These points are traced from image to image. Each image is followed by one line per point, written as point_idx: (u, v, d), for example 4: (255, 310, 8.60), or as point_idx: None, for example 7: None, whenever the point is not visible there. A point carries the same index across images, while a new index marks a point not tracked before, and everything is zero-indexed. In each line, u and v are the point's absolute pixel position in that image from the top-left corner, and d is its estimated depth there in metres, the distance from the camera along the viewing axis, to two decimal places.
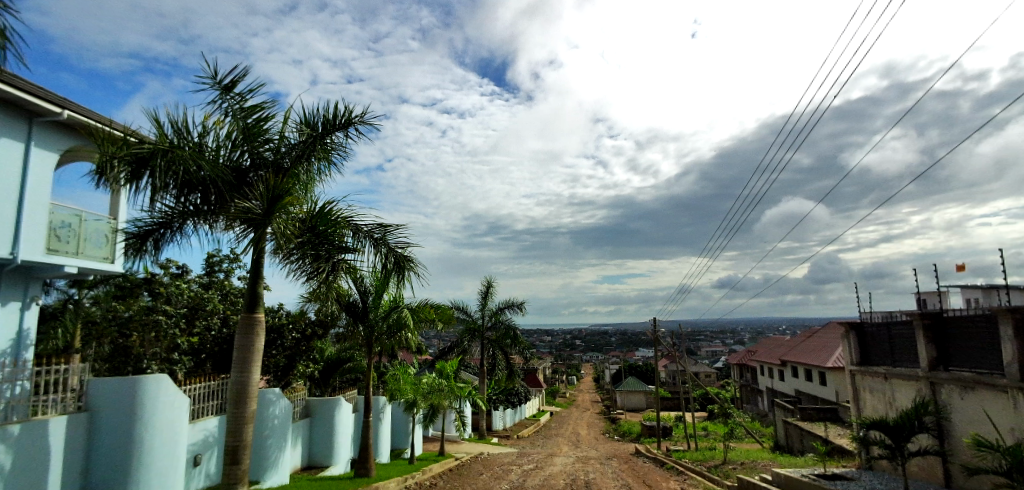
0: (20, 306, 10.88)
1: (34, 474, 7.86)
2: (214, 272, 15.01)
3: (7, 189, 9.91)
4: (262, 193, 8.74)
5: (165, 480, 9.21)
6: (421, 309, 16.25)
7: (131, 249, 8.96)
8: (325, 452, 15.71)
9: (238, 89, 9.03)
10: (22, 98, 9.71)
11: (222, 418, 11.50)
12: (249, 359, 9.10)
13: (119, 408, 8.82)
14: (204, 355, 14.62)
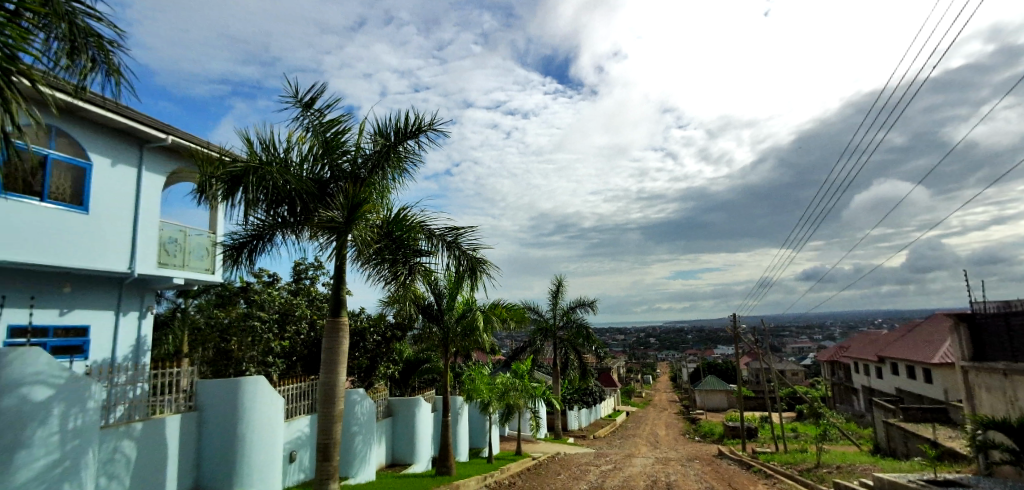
0: (137, 314, 11.99)
1: (154, 467, 8.67)
2: (301, 279, 15.88)
3: (123, 209, 10.96)
4: (342, 203, 9.20)
5: (265, 476, 9.86)
6: (494, 310, 16.58)
7: (228, 260, 9.67)
8: (407, 451, 16.26)
9: (317, 105, 9.55)
10: (133, 127, 10.69)
11: (313, 417, 12.17)
12: (336, 362, 9.60)
13: (222, 407, 9.52)
14: (294, 358, 15.40)
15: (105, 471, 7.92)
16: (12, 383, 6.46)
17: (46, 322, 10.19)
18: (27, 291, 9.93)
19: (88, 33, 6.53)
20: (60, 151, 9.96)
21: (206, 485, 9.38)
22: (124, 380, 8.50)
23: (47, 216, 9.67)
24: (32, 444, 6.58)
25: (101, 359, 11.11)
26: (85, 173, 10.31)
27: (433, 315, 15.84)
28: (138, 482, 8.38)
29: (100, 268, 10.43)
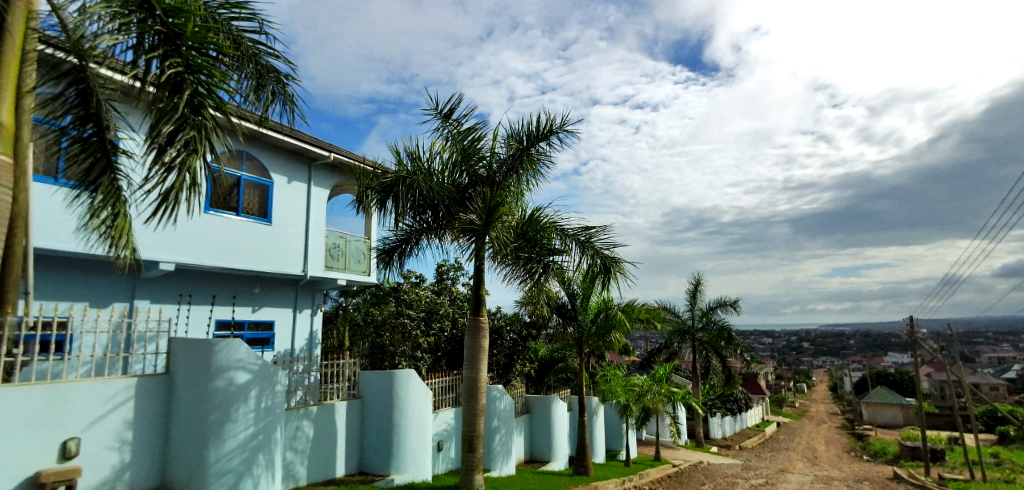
0: (310, 312, 13.64)
1: (327, 446, 9.85)
2: (443, 279, 16.97)
3: (296, 220, 12.54)
4: (480, 206, 9.76)
5: (418, 462, 10.68)
6: (633, 310, 16.42)
7: (381, 262, 10.68)
8: (545, 449, 16.68)
9: (455, 115, 10.23)
10: (303, 148, 12.20)
11: (458, 411, 12.95)
12: (477, 358, 10.18)
13: (380, 396, 10.50)
14: (440, 354, 15.87)
15: (289, 446, 9.15)
16: (221, 366, 7.66)
17: (242, 318, 12.00)
18: (228, 292, 11.78)
19: (270, 69, 7.28)
20: (249, 172, 11.62)
21: (367, 466, 10.43)
22: (300, 369, 9.61)
23: (240, 228, 11.39)
24: (235, 418, 7.73)
25: (283, 351, 12.81)
26: (267, 190, 11.97)
27: (568, 315, 16.06)
28: (314, 458, 9.60)
29: (280, 271, 12.05)
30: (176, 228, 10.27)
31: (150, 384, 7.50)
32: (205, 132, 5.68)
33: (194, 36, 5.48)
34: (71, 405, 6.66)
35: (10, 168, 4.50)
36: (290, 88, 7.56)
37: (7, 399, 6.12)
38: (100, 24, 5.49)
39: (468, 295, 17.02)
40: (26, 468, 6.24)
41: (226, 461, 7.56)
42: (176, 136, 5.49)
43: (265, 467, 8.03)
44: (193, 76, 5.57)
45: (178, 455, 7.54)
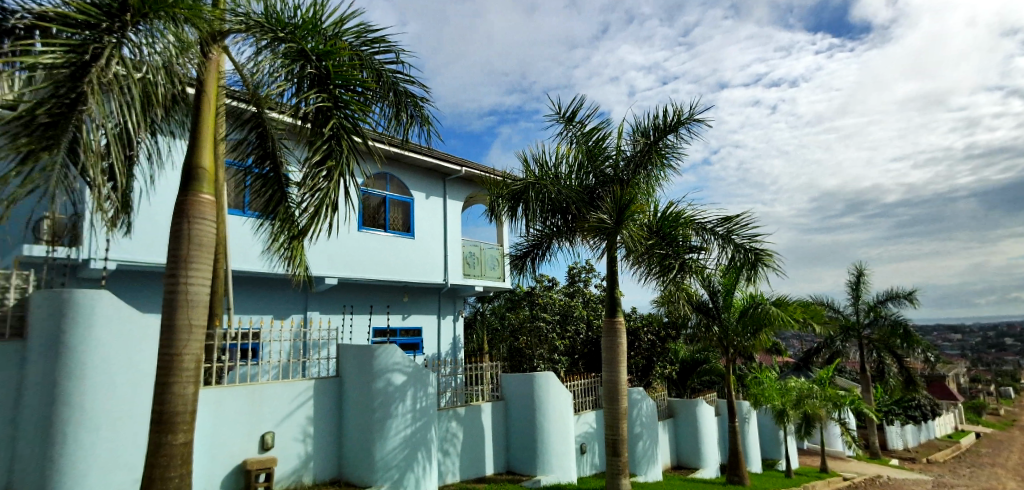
0: (452, 318, 14.46)
1: (476, 445, 10.39)
2: (575, 282, 17.09)
3: (435, 232, 13.42)
4: (610, 206, 9.74)
5: (563, 464, 10.88)
6: (790, 308, 15.26)
7: (515, 268, 11.06)
8: (692, 454, 16.08)
9: (578, 117, 10.35)
10: (438, 164, 13.04)
11: (600, 414, 12.94)
12: (616, 360, 10.17)
13: (522, 398, 10.83)
14: (577, 356, 15.89)
15: (442, 445, 9.79)
16: (380, 369, 8.47)
17: (394, 325, 13.11)
18: (381, 302, 12.90)
19: (407, 96, 7.89)
20: (393, 191, 12.68)
21: (514, 466, 10.83)
22: (447, 371, 10.23)
23: (388, 243, 12.43)
24: (395, 416, 8.48)
25: (430, 355, 13.73)
26: (409, 206, 12.97)
27: (710, 313, 15.36)
28: (465, 456, 10.18)
29: (424, 281, 12.95)
30: (335, 247, 11.49)
31: (324, 386, 8.48)
32: (349, 161, 6.24)
33: (340, 75, 6.17)
34: (265, 403, 7.76)
35: (213, 204, 5.41)
36: (425, 109, 8.12)
37: (219, 398, 7.32)
38: (268, 78, 6.05)
39: (601, 296, 16.95)
40: (236, 456, 7.39)
41: (390, 457, 8.31)
42: (320, 165, 6.12)
43: (424, 464, 8.71)
44: (340, 111, 6.25)
45: (350, 450, 8.41)
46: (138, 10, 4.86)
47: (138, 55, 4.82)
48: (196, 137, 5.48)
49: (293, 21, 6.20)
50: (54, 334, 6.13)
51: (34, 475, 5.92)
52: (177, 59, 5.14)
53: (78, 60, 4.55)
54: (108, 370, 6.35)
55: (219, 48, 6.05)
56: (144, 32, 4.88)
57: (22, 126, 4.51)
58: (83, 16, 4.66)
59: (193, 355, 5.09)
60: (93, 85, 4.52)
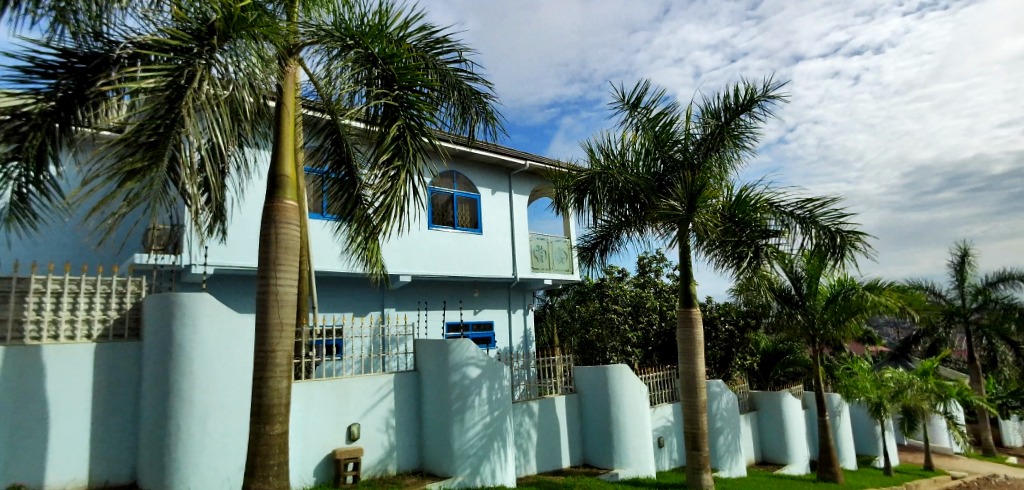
0: (523, 311, 14.60)
1: (552, 438, 10.47)
2: (646, 272, 16.79)
3: (503, 227, 13.60)
4: (681, 192, 9.50)
5: (641, 458, 10.68)
6: (885, 295, 14.13)
7: (584, 260, 11.02)
8: (778, 448, 15.45)
9: (643, 103, 10.16)
10: (502, 159, 13.17)
11: (677, 407, 12.71)
12: (693, 352, 9.93)
13: (596, 391, 10.77)
14: (651, 348, 15.59)
15: (517, 438, 9.90)
16: (456, 363, 8.69)
17: (467, 320, 13.40)
18: (453, 298, 13.22)
19: (472, 93, 8.05)
20: (460, 189, 12.95)
21: (591, 459, 10.81)
22: (519, 364, 10.28)
23: (457, 240, 12.72)
24: (473, 409, 8.68)
25: (503, 349, 13.93)
26: (476, 203, 13.19)
27: (794, 302, 14.59)
28: (541, 449, 10.28)
29: (494, 276, 13.16)
30: (408, 245, 11.87)
31: (403, 380, 8.82)
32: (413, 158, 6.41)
33: (404, 76, 6.30)
34: (351, 396, 8.19)
35: (297, 209, 5.76)
36: (490, 105, 8.26)
37: (309, 391, 7.80)
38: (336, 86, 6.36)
39: (674, 286, 16.53)
40: (326, 447, 7.84)
41: (469, 449, 8.51)
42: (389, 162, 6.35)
43: (500, 455, 8.83)
44: (406, 111, 6.41)
45: (431, 442, 8.70)
46: (224, 32, 5.26)
47: (225, 74, 5.19)
48: (279, 147, 5.85)
49: (360, 28, 6.41)
50: (165, 335, 6.83)
51: (154, 461, 6.64)
52: (257, 72, 5.40)
53: (172, 80, 4.92)
54: (212, 365, 6.89)
55: (295, 61, 6.47)
56: (229, 52, 5.26)
57: (129, 147, 5.06)
58: (177, 41, 5.07)
59: (285, 351, 5.46)
60: (187, 101, 4.87)
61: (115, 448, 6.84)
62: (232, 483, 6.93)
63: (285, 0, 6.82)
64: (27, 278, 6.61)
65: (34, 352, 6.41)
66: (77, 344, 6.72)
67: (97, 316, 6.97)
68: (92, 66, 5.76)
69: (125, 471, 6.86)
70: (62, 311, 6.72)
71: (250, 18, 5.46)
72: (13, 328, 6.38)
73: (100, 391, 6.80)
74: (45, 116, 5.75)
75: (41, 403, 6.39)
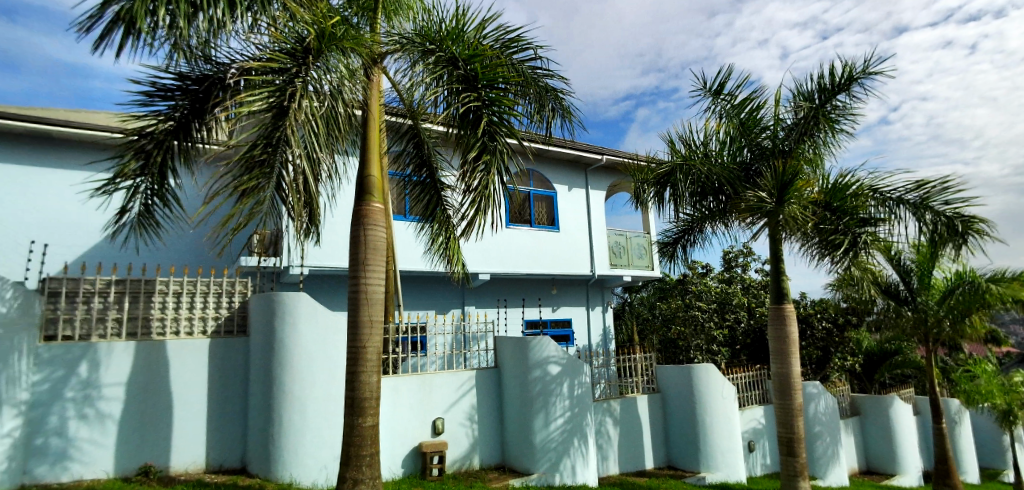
0: (602, 309, 14.43)
1: (634, 438, 10.32)
2: (733, 268, 16.08)
3: (580, 223, 13.54)
4: (770, 181, 8.87)
5: (729, 462, 10.27)
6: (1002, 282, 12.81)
7: (665, 255, 10.75)
8: (885, 455, 14.29)
9: (727, 89, 9.66)
10: (578, 155, 13.11)
11: (768, 409, 12.09)
12: (787, 352, 9.35)
13: (680, 391, 10.48)
14: (739, 347, 14.89)
15: (598, 438, 9.84)
16: (536, 361, 8.77)
17: (546, 317, 13.46)
18: (532, 296, 13.35)
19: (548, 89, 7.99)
20: (537, 187, 13.03)
21: (675, 461, 10.55)
22: (599, 363, 10.26)
23: (534, 237, 12.81)
24: (553, 407, 8.71)
25: (582, 346, 13.84)
26: (552, 200, 13.23)
27: (901, 298, 13.34)
28: (623, 448, 10.16)
29: (572, 273, 13.13)
30: (488, 243, 12.11)
31: (485, 376, 9.03)
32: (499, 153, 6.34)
33: (486, 73, 6.35)
34: (435, 392, 8.52)
35: (382, 211, 6.09)
36: (567, 101, 8.25)
37: (396, 385, 8.19)
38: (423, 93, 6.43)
39: (764, 281, 15.68)
40: (413, 439, 8.19)
41: (550, 445, 8.56)
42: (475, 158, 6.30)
43: (580, 452, 8.81)
44: (488, 108, 6.37)
45: (512, 438, 8.84)
46: (318, 50, 5.70)
47: (320, 89, 5.57)
48: (366, 153, 6.22)
49: (440, 32, 6.56)
50: (268, 332, 7.43)
51: (261, 447, 7.23)
52: (345, 84, 5.75)
53: (275, 99, 5.38)
54: (310, 359, 7.39)
55: (379, 69, 6.81)
56: (322, 68, 5.65)
57: (245, 168, 5.74)
58: (276, 63, 5.51)
59: (374, 348, 5.78)
60: (290, 116, 5.37)
61: (228, 435, 7.51)
62: (329, 471, 7.34)
63: (369, 12, 7.13)
64: (152, 280, 7.39)
65: (159, 346, 7.20)
66: (194, 340, 7.45)
67: (210, 314, 7.68)
68: (204, 86, 6.31)
69: (236, 457, 7.51)
70: (181, 310, 7.47)
71: (339, 33, 5.93)
72: (141, 325, 7.19)
73: (214, 382, 7.50)
74: (165, 134, 6.48)
75: (166, 393, 7.16)
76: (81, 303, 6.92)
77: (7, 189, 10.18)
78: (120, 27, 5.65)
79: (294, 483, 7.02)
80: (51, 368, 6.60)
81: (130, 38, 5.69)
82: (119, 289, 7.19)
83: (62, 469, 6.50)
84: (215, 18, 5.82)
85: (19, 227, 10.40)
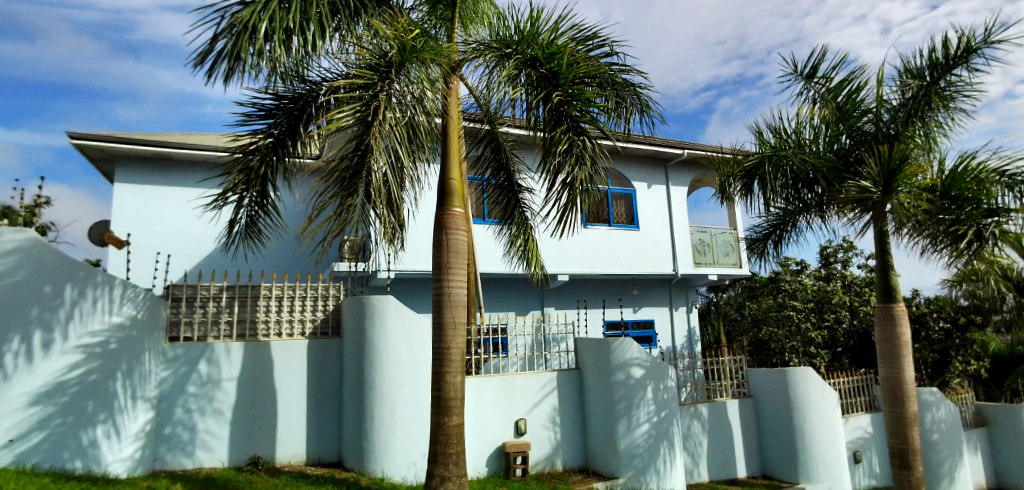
0: (686, 309, 13.93)
1: (725, 444, 9.88)
2: (831, 264, 14.98)
3: (661, 221, 13.18)
4: (874, 169, 8.04)
5: (834, 474, 9.56)
6: None
7: (755, 252, 10.19)
8: (1019, 471, 12.75)
9: (822, 72, 8.91)
10: (658, 151, 12.76)
11: (876, 417, 11.16)
12: (899, 355, 8.51)
13: (775, 396, 9.91)
14: (841, 349, 13.85)
15: (686, 443, 9.51)
16: (619, 363, 8.61)
17: (627, 319, 13.21)
18: (613, 296, 13.15)
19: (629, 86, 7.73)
20: (615, 185, 12.85)
21: (771, 470, 9.98)
22: (685, 365, 9.84)
23: (614, 237, 12.62)
24: (638, 410, 8.51)
25: (666, 348, 13.43)
26: (631, 198, 12.99)
27: None
28: (713, 455, 9.75)
29: (654, 273, 12.79)
30: (567, 244, 12.08)
31: (567, 378, 9.01)
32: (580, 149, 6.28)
33: (572, 69, 6.28)
34: (518, 392, 8.61)
35: (463, 216, 6.25)
36: (645, 94, 7.93)
37: (479, 386, 8.36)
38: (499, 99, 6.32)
39: (868, 278, 14.48)
40: (497, 439, 8.32)
41: (635, 448, 8.37)
42: (563, 149, 6.24)
43: (667, 458, 8.55)
44: (570, 103, 6.31)
45: (596, 440, 8.75)
46: (400, 63, 5.96)
47: (403, 100, 5.83)
48: (447, 160, 6.42)
49: (516, 35, 6.54)
50: (361, 333, 7.82)
51: (356, 442, 7.63)
52: (426, 94, 5.94)
53: (363, 112, 5.71)
54: (399, 360, 7.71)
55: (456, 77, 6.96)
56: (404, 80, 5.91)
57: (337, 180, 6.23)
58: (362, 80, 5.83)
59: (459, 348, 5.95)
60: (376, 130, 5.66)
61: (326, 430, 7.99)
62: (418, 468, 7.60)
63: (446, 23, 7.34)
64: (257, 285, 8.02)
65: (264, 347, 7.79)
66: (295, 340, 7.99)
67: (309, 317, 8.20)
68: (299, 104, 6.89)
69: (333, 451, 7.96)
70: (283, 313, 8.04)
71: (420, 46, 6.13)
72: (249, 327, 7.83)
73: (313, 380, 8.01)
74: (268, 151, 7.03)
75: (271, 390, 7.73)
76: (198, 307, 7.64)
77: (137, 206, 11.46)
78: (226, 54, 6.02)
79: (386, 478, 7.35)
80: (176, 365, 7.36)
81: (236, 67, 6.03)
82: (230, 294, 7.86)
83: (186, 458, 7.22)
84: (310, 40, 6.16)
85: (147, 240, 11.67)
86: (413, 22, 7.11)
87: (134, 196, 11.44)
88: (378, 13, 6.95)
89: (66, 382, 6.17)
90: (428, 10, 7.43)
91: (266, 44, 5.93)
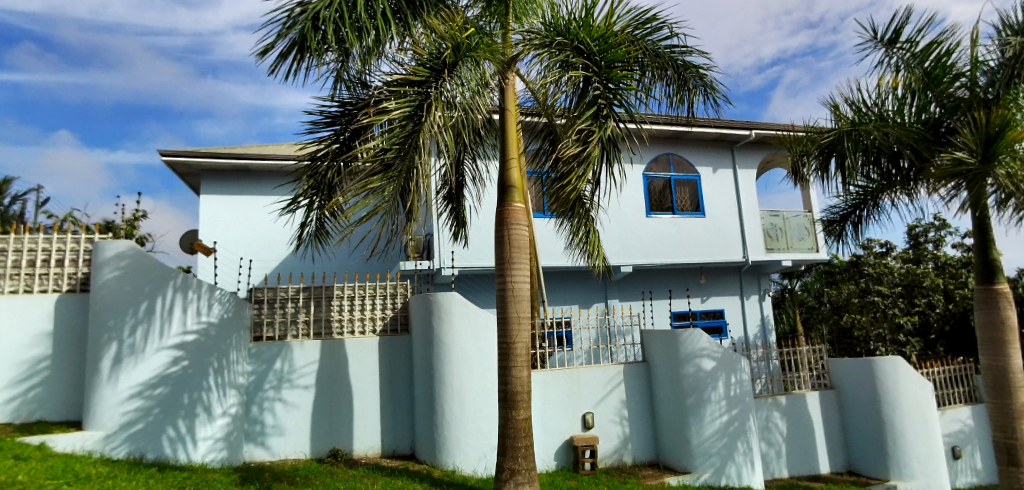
0: (758, 297, 13.35)
1: (806, 438, 9.39)
2: (921, 245, 13.91)
3: (729, 206, 12.69)
4: (969, 137, 7.21)
5: (930, 470, 8.90)
6: None
7: (832, 235, 9.63)
8: None
9: (905, 36, 8.13)
10: (724, 134, 12.28)
11: (977, 409, 10.27)
12: (1004, 342, 7.73)
13: (862, 386, 9.30)
14: (934, 336, 12.75)
15: (763, 437, 9.14)
16: (688, 354, 8.35)
17: (695, 309, 12.81)
18: (679, 286, 12.82)
19: (693, 71, 7.36)
20: (678, 171, 12.45)
21: (857, 465, 9.41)
22: (759, 356, 9.39)
23: (679, 225, 12.26)
24: (710, 403, 8.22)
25: (738, 338, 12.94)
26: (696, 184, 12.56)
27: None
28: (794, 449, 9.31)
29: (723, 261, 12.35)
30: (631, 234, 11.86)
31: (634, 371, 8.86)
32: (612, 133, 6.10)
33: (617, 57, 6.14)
34: (584, 386, 8.55)
35: (523, 210, 6.27)
36: (709, 75, 7.56)
37: (546, 380, 8.38)
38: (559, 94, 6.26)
39: (966, 258, 13.27)
40: (565, 433, 8.32)
41: (708, 444, 8.12)
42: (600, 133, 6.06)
43: (743, 454, 8.23)
44: (604, 88, 6.14)
45: (667, 434, 8.54)
46: (454, 62, 5.95)
47: (455, 97, 5.87)
48: (505, 153, 6.42)
49: (567, 24, 6.26)
50: (428, 329, 7.99)
51: (426, 436, 7.84)
52: (482, 92, 5.99)
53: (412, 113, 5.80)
54: (466, 355, 7.83)
55: (512, 71, 6.82)
56: (455, 80, 5.91)
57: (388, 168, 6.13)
58: (420, 77, 5.92)
59: (523, 343, 5.98)
60: (424, 133, 5.79)
61: (399, 424, 8.25)
62: (488, 461, 7.72)
63: (500, 17, 7.27)
64: (330, 286, 8.38)
65: (339, 345, 8.13)
66: (367, 338, 8.28)
67: (378, 315, 8.47)
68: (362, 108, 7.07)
69: (406, 444, 8.21)
70: (355, 312, 8.36)
71: (474, 43, 6.10)
72: (324, 326, 8.20)
73: (384, 376, 8.28)
74: (332, 156, 7.31)
75: (346, 385, 8.07)
76: (278, 308, 8.08)
77: (221, 216, 12.26)
78: (292, 46, 6.24)
79: (457, 471, 7.51)
80: (259, 362, 7.81)
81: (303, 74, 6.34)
82: (306, 295, 8.26)
83: (269, 450, 7.68)
84: (369, 45, 6.27)
85: (231, 247, 12.49)
86: (468, 19, 7.02)
87: (218, 207, 12.24)
88: (436, 12, 6.86)
89: (162, 377, 6.81)
90: (483, 7, 7.34)
91: (330, 36, 6.15)
